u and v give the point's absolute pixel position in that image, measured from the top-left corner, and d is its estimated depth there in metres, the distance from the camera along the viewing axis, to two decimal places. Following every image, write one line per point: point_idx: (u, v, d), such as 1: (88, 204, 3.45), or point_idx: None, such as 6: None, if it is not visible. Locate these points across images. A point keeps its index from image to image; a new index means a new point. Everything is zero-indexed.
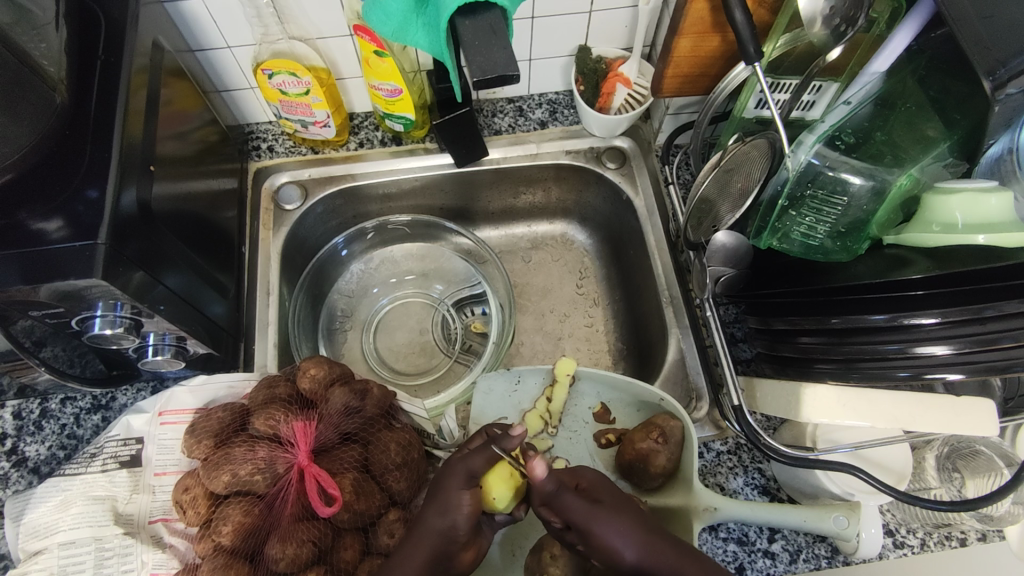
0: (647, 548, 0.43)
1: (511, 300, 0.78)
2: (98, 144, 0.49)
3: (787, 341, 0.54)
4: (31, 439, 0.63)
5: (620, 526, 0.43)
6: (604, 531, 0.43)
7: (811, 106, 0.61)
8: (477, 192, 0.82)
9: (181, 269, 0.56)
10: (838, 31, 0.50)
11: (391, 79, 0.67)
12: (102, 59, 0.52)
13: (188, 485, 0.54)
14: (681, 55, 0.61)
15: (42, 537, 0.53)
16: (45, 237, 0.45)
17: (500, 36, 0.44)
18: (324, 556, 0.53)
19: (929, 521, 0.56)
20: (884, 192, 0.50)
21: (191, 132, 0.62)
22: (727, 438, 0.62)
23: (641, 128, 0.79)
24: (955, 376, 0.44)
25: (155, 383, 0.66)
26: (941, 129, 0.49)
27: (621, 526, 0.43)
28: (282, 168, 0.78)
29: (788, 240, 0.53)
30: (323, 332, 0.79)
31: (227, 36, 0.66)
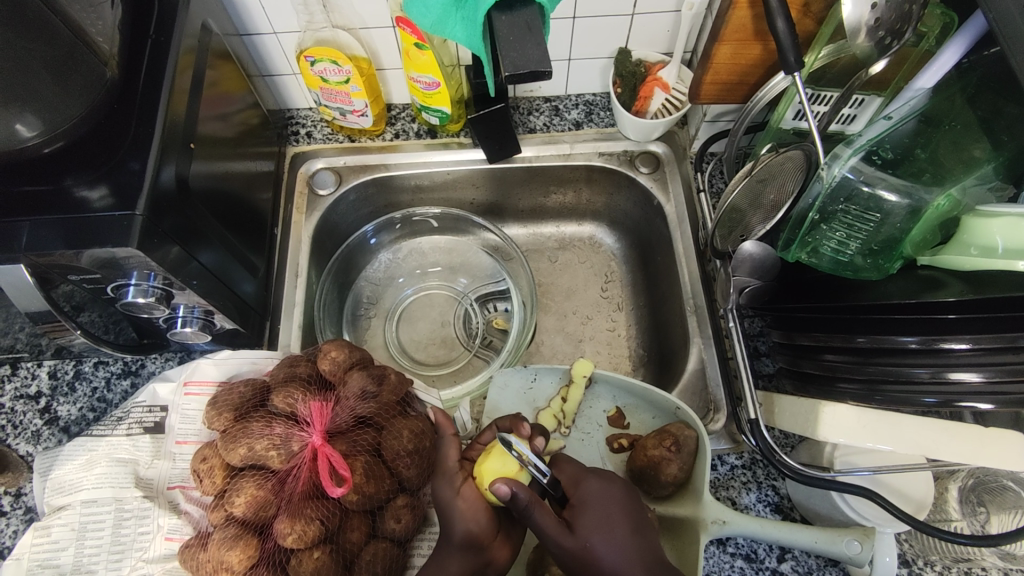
0: (615, 552, 0.45)
1: (533, 299, 0.78)
2: (142, 120, 0.51)
3: (811, 357, 0.53)
4: (64, 399, 0.66)
5: (611, 522, 0.46)
6: (594, 522, 0.46)
7: (852, 120, 0.59)
8: (510, 189, 0.83)
9: (215, 246, 0.57)
10: (884, 44, 0.49)
11: (428, 72, 0.68)
12: (153, 38, 0.54)
13: (206, 455, 0.56)
14: (721, 62, 0.60)
15: (68, 493, 0.56)
16: (88, 205, 0.47)
17: (535, 32, 0.45)
18: (331, 536, 0.54)
19: (949, 555, 0.54)
20: (920, 211, 0.49)
21: (233, 115, 0.64)
22: (742, 453, 0.61)
23: (677, 134, 0.78)
24: (984, 405, 0.43)
25: (183, 354, 0.68)
26: (988, 150, 0.48)
27: (611, 521, 0.46)
28: (319, 154, 0.79)
29: (818, 255, 0.52)
30: (347, 318, 0.81)
31: (274, 22, 0.68)
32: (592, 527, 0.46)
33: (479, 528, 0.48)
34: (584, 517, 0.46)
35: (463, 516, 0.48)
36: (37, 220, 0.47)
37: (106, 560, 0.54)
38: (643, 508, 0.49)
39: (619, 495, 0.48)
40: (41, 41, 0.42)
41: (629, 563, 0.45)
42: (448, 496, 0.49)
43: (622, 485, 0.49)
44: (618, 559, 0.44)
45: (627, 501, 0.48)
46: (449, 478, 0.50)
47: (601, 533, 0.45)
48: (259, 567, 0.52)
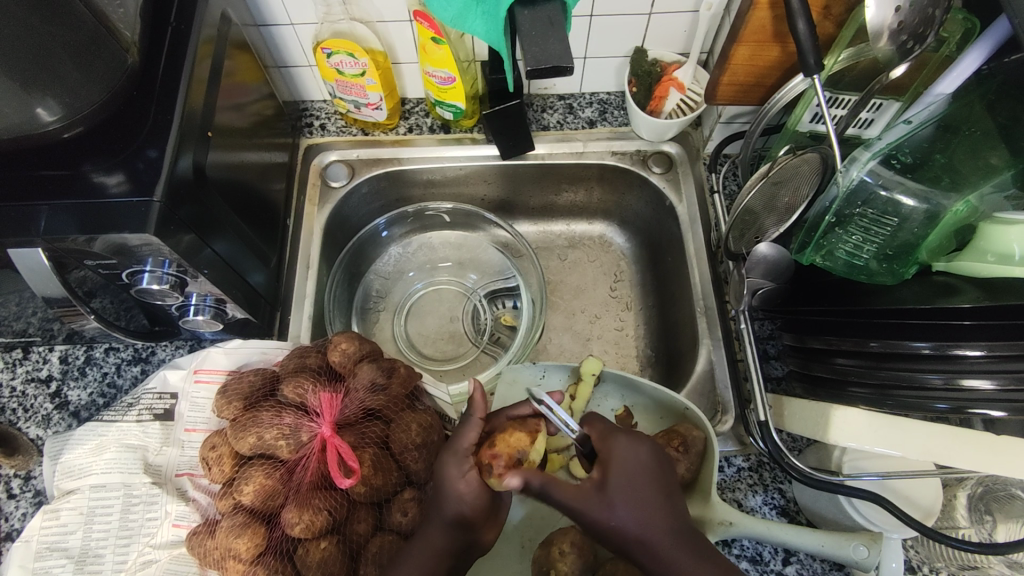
0: (643, 510, 0.45)
1: (543, 297, 0.78)
2: (161, 108, 0.51)
3: (821, 360, 0.53)
4: (75, 383, 0.66)
5: (630, 479, 0.46)
6: (621, 482, 0.45)
7: (868, 125, 0.59)
8: (522, 186, 0.83)
9: (229, 236, 0.58)
10: (906, 48, 0.49)
11: (444, 66, 0.68)
12: (173, 27, 0.54)
13: (215, 443, 0.56)
14: (739, 62, 0.60)
15: (78, 478, 0.57)
16: (105, 190, 0.47)
17: (557, 28, 0.45)
18: (338, 526, 0.54)
19: (955, 562, 0.54)
20: (937, 216, 0.49)
21: (249, 105, 0.64)
22: (749, 455, 0.62)
23: (691, 135, 0.78)
24: (996, 413, 0.43)
25: (193, 343, 0.69)
26: (1006, 157, 0.47)
27: (637, 485, 0.46)
28: (332, 146, 0.79)
29: (832, 258, 0.52)
30: (357, 310, 0.81)
31: (292, 14, 0.68)
32: (620, 491, 0.45)
33: (472, 511, 0.48)
34: (614, 476, 0.46)
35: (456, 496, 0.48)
36: (55, 204, 0.47)
37: (114, 545, 0.54)
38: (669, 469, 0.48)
39: (649, 457, 0.47)
40: (64, 24, 0.42)
41: (653, 525, 0.45)
42: (457, 479, 0.48)
43: (651, 446, 0.48)
44: (641, 522, 0.45)
45: (656, 464, 0.47)
46: (460, 459, 0.49)
47: (628, 496, 0.45)
48: (265, 556, 0.52)
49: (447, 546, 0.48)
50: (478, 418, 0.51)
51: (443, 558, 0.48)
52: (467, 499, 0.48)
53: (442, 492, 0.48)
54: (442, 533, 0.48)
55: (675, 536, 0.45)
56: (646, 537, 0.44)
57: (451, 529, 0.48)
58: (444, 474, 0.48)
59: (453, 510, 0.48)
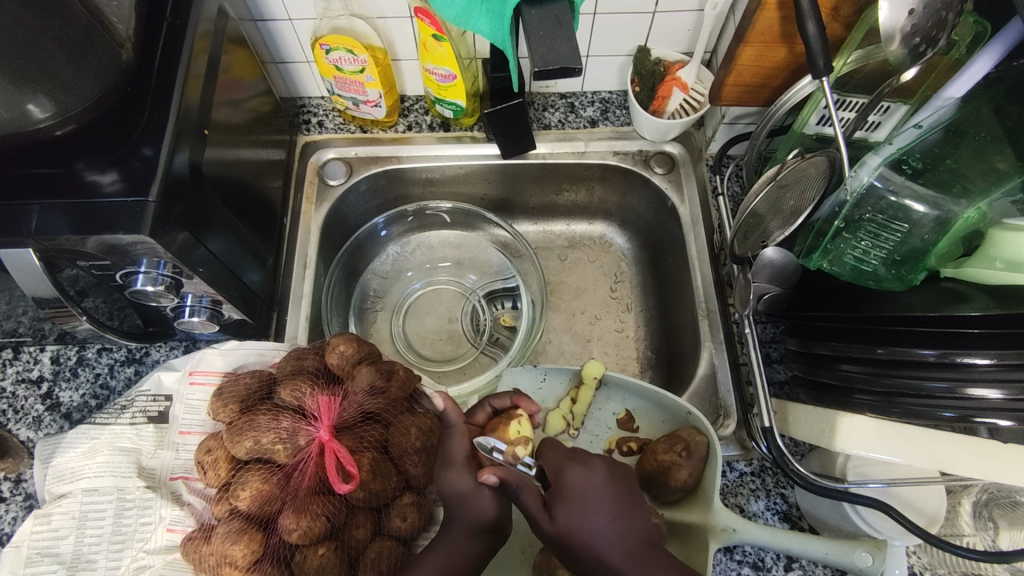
0: (598, 529, 0.43)
1: (543, 298, 0.77)
2: (156, 105, 0.50)
3: (827, 366, 0.53)
4: (66, 385, 0.65)
5: (580, 505, 0.44)
6: (573, 507, 0.44)
7: (875, 128, 0.59)
8: (521, 185, 0.82)
9: (224, 235, 0.56)
10: (917, 52, 0.48)
11: (445, 64, 0.67)
12: (169, 21, 0.53)
13: (211, 446, 0.55)
14: (745, 64, 0.60)
15: (69, 481, 0.55)
16: (98, 189, 0.46)
17: (565, 27, 0.44)
18: (336, 531, 0.53)
19: (958, 569, 0.54)
20: (947, 223, 0.48)
21: (245, 101, 0.63)
22: (751, 459, 0.61)
23: (693, 135, 0.77)
24: (1004, 422, 0.42)
25: (188, 344, 0.67)
26: (1012, 162, 0.46)
27: (592, 503, 0.44)
28: (330, 144, 0.78)
29: (840, 263, 0.52)
30: (354, 310, 0.80)
31: (290, 9, 0.67)
32: (574, 514, 0.44)
33: (491, 515, 0.47)
34: (563, 505, 0.44)
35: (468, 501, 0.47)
36: (47, 203, 0.46)
37: (107, 551, 0.53)
38: (629, 486, 0.47)
39: (604, 476, 0.46)
40: (56, 17, 0.41)
41: (612, 545, 0.43)
42: (470, 487, 0.48)
43: (604, 466, 0.47)
44: (600, 540, 0.43)
45: (610, 482, 0.46)
46: (466, 467, 0.49)
47: (584, 517, 0.44)
48: (263, 563, 0.52)
49: (478, 552, 0.47)
50: (458, 428, 0.52)
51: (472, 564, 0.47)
52: (489, 504, 0.47)
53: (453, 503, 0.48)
54: (469, 541, 0.47)
55: (641, 556, 0.43)
56: (606, 560, 0.42)
57: (473, 535, 0.47)
58: (458, 485, 0.48)
59: (476, 517, 0.47)
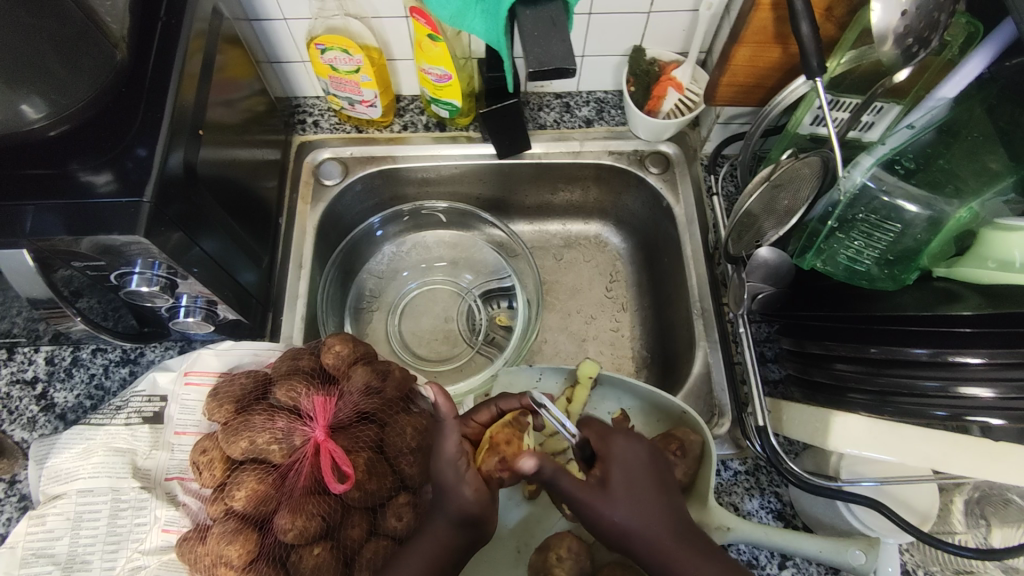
0: (646, 503, 0.44)
1: (539, 297, 0.77)
2: (151, 105, 0.49)
3: (820, 366, 0.53)
4: (61, 386, 0.64)
5: (630, 478, 0.45)
6: (624, 478, 0.45)
7: (869, 128, 0.59)
8: (516, 185, 0.82)
9: (219, 234, 0.56)
10: (910, 52, 0.48)
11: (441, 64, 0.67)
12: (163, 21, 0.53)
13: (207, 447, 0.55)
14: (739, 64, 0.60)
15: (64, 482, 0.55)
16: (92, 189, 0.46)
17: (559, 28, 0.45)
18: (331, 531, 0.53)
19: (950, 567, 0.54)
20: (940, 222, 0.48)
21: (240, 101, 0.63)
22: (746, 458, 0.61)
23: (688, 135, 0.78)
24: (996, 421, 0.43)
25: (183, 344, 0.67)
26: (1004, 162, 0.48)
27: (640, 480, 0.45)
28: (325, 143, 0.78)
29: (833, 263, 0.52)
30: (350, 310, 0.80)
31: (285, 9, 0.66)
32: (624, 490, 0.45)
33: (474, 506, 0.46)
34: (614, 476, 0.45)
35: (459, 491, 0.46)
36: (41, 204, 0.46)
37: (102, 551, 0.53)
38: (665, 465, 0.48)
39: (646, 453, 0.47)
40: (50, 17, 0.40)
41: (656, 524, 0.44)
42: (454, 479, 0.46)
43: (648, 443, 0.48)
44: (645, 524, 0.44)
45: (654, 462, 0.47)
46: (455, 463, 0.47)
47: (631, 493, 0.44)
48: (258, 563, 0.51)
49: (454, 542, 0.46)
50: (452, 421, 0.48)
51: (452, 555, 0.46)
52: (470, 498, 0.46)
53: (440, 493, 0.46)
54: (448, 528, 0.46)
55: (680, 538, 0.44)
56: (649, 534, 0.43)
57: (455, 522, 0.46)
58: (443, 476, 0.47)
59: (459, 507, 0.46)
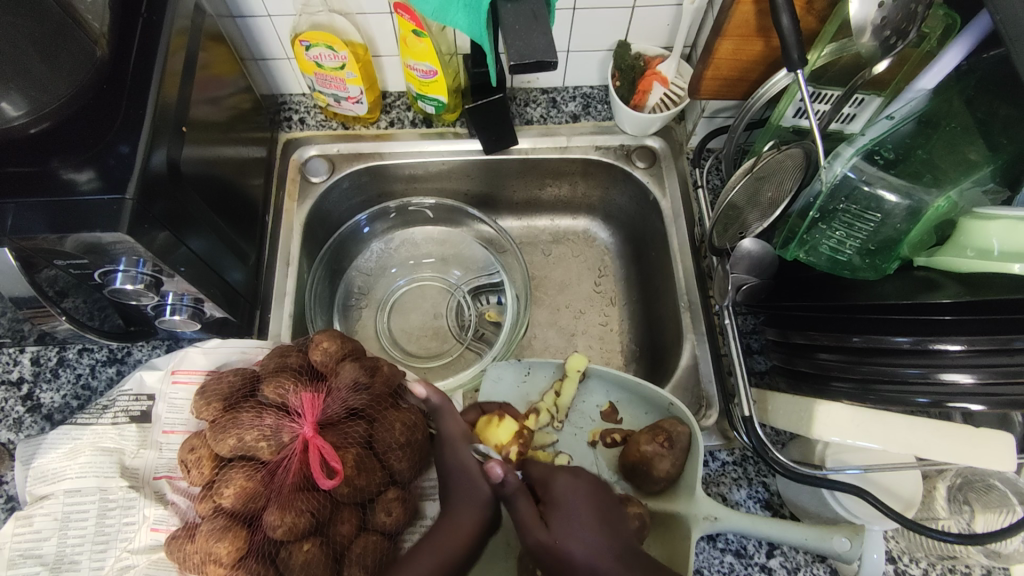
0: (580, 531, 0.45)
1: (527, 292, 0.77)
2: (132, 102, 0.49)
3: (804, 355, 0.53)
4: (47, 386, 0.64)
5: (563, 514, 0.46)
6: (559, 516, 0.46)
7: (851, 120, 0.60)
8: (503, 180, 0.82)
9: (205, 233, 0.56)
10: (888, 43, 0.49)
11: (426, 59, 0.67)
12: (144, 18, 0.52)
13: (194, 445, 0.55)
14: (722, 57, 0.60)
15: (51, 483, 0.55)
16: (74, 187, 0.46)
17: (541, 21, 0.45)
18: (320, 528, 0.53)
19: (934, 552, 0.55)
20: (919, 212, 0.49)
21: (225, 98, 0.63)
22: (733, 449, 0.62)
23: (674, 129, 0.78)
24: (976, 406, 0.44)
25: (171, 343, 0.67)
26: (984, 153, 0.48)
27: (576, 512, 0.46)
28: (312, 141, 0.78)
29: (816, 253, 0.53)
30: (338, 308, 0.80)
31: (268, 5, 0.66)
32: (559, 524, 0.46)
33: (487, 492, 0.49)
34: (547, 516, 0.47)
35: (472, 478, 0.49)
36: (23, 202, 0.45)
37: (90, 551, 0.53)
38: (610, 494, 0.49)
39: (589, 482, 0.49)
40: (27, 15, 0.40)
41: (593, 551, 0.45)
42: (472, 463, 0.50)
43: (589, 477, 0.49)
44: (582, 547, 0.45)
45: (595, 493, 0.48)
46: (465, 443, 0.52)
47: (566, 524, 0.46)
48: (247, 560, 0.51)
49: (475, 526, 0.47)
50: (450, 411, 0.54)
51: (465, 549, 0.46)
52: (487, 489, 0.49)
53: (456, 479, 0.49)
54: (470, 515, 0.47)
55: (621, 560, 0.44)
56: (585, 564, 0.44)
57: (469, 507, 0.48)
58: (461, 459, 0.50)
59: (474, 495, 0.48)
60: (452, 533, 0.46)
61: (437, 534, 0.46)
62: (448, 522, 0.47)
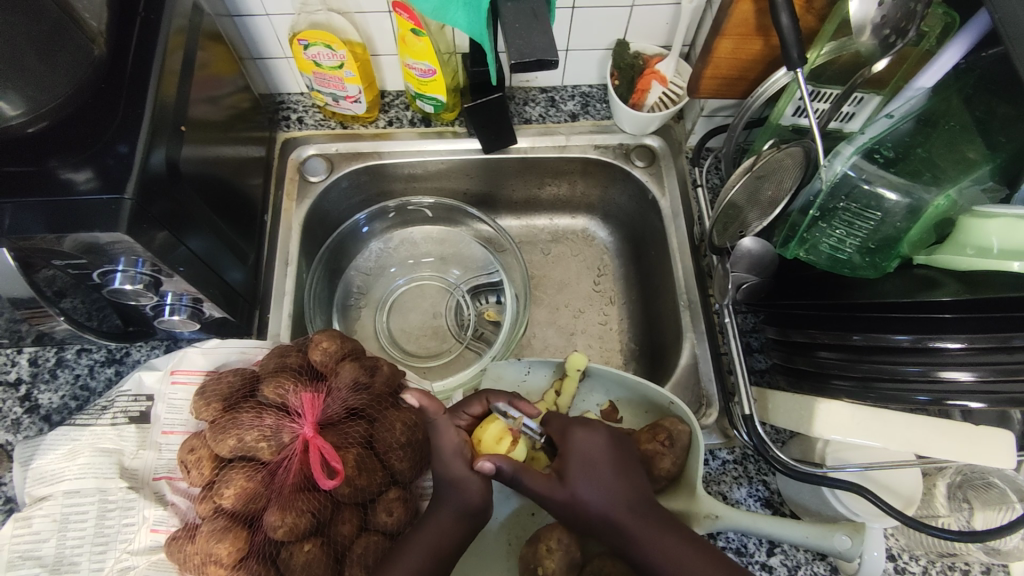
0: (600, 481, 0.47)
1: (527, 291, 0.77)
2: (131, 101, 0.49)
3: (804, 353, 0.53)
4: (45, 387, 0.64)
5: (583, 464, 0.47)
6: (580, 467, 0.47)
7: (850, 119, 0.60)
8: (503, 179, 0.82)
9: (204, 232, 0.56)
10: (888, 41, 0.50)
11: (425, 58, 0.67)
12: (142, 17, 0.52)
13: (193, 445, 0.54)
14: (721, 56, 0.60)
15: (50, 484, 0.55)
16: (73, 187, 0.45)
17: (542, 20, 0.45)
18: (321, 528, 0.53)
19: (934, 550, 0.55)
20: (919, 210, 0.49)
21: (223, 98, 0.62)
22: (733, 447, 0.62)
23: (672, 128, 0.78)
24: (976, 404, 0.44)
25: (169, 343, 0.67)
26: (983, 152, 0.48)
27: (597, 465, 0.48)
28: (310, 140, 0.78)
29: (816, 252, 0.53)
30: (337, 307, 0.79)
31: (266, 4, 0.66)
32: (580, 476, 0.47)
33: (479, 499, 0.48)
34: (569, 468, 0.48)
35: (459, 485, 0.48)
36: (20, 202, 0.45)
37: (90, 552, 0.53)
38: (627, 449, 0.50)
39: (605, 439, 0.49)
40: (23, 14, 0.40)
41: (613, 503, 0.46)
42: (462, 473, 0.48)
43: (606, 430, 0.50)
44: (603, 502, 0.46)
45: (612, 445, 0.49)
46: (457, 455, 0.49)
47: (587, 479, 0.47)
48: (248, 561, 0.51)
49: (460, 529, 0.47)
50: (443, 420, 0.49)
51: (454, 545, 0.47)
52: (478, 488, 0.48)
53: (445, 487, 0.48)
54: (451, 518, 0.47)
55: (640, 515, 0.45)
56: (607, 516, 0.45)
57: (455, 512, 0.47)
58: (449, 472, 0.48)
59: (465, 499, 0.48)
60: (435, 535, 0.47)
61: (424, 534, 0.47)
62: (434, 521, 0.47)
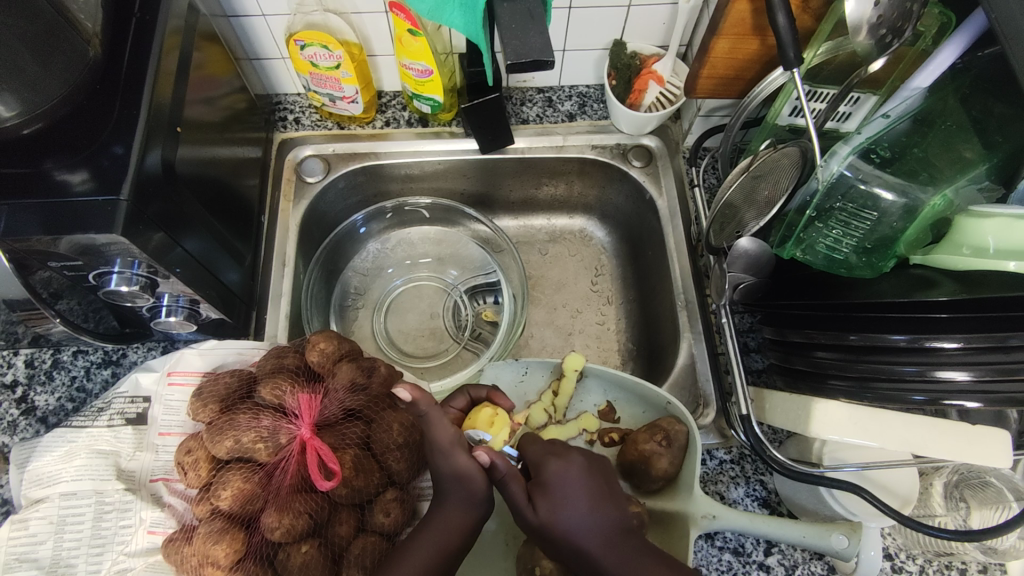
0: (574, 510, 0.45)
1: (524, 291, 0.77)
2: (126, 102, 0.49)
3: (801, 353, 0.54)
4: (41, 388, 0.64)
5: (556, 494, 0.46)
6: (552, 497, 0.45)
7: (846, 119, 0.60)
8: (500, 179, 0.82)
9: (200, 233, 0.56)
10: (884, 42, 0.49)
11: (421, 59, 0.66)
12: (138, 17, 0.52)
13: (191, 447, 0.54)
14: (718, 56, 0.60)
15: (46, 486, 0.54)
16: (68, 188, 0.45)
17: (538, 20, 0.45)
18: (318, 529, 0.53)
19: (930, 549, 0.55)
20: (915, 210, 0.49)
21: (219, 99, 0.62)
22: (731, 447, 0.62)
23: (670, 128, 0.78)
24: (973, 403, 0.44)
25: (166, 344, 0.67)
26: (979, 151, 0.49)
27: (570, 496, 0.46)
28: (307, 141, 0.78)
29: (813, 252, 0.53)
30: (335, 308, 0.79)
31: (262, 4, 0.66)
32: (554, 508, 0.45)
33: (485, 489, 0.47)
34: (541, 496, 0.46)
35: (460, 480, 0.47)
36: (15, 203, 0.45)
37: (87, 554, 0.53)
38: (605, 476, 0.48)
39: (581, 467, 0.47)
40: (17, 14, 0.40)
41: (587, 534, 0.44)
42: (466, 466, 0.47)
43: (582, 459, 0.48)
44: (576, 531, 0.44)
45: (589, 475, 0.47)
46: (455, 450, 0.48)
47: (561, 508, 0.45)
48: (245, 562, 0.51)
49: (467, 523, 0.46)
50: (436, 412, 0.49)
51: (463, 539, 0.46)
52: (482, 484, 0.46)
53: (447, 483, 0.47)
54: (461, 512, 0.46)
55: (615, 545, 0.44)
56: (583, 548, 0.44)
57: (463, 502, 0.46)
58: (448, 470, 0.47)
59: (470, 492, 0.46)
60: (442, 531, 0.45)
61: (432, 529, 0.45)
62: (440, 518, 0.46)
